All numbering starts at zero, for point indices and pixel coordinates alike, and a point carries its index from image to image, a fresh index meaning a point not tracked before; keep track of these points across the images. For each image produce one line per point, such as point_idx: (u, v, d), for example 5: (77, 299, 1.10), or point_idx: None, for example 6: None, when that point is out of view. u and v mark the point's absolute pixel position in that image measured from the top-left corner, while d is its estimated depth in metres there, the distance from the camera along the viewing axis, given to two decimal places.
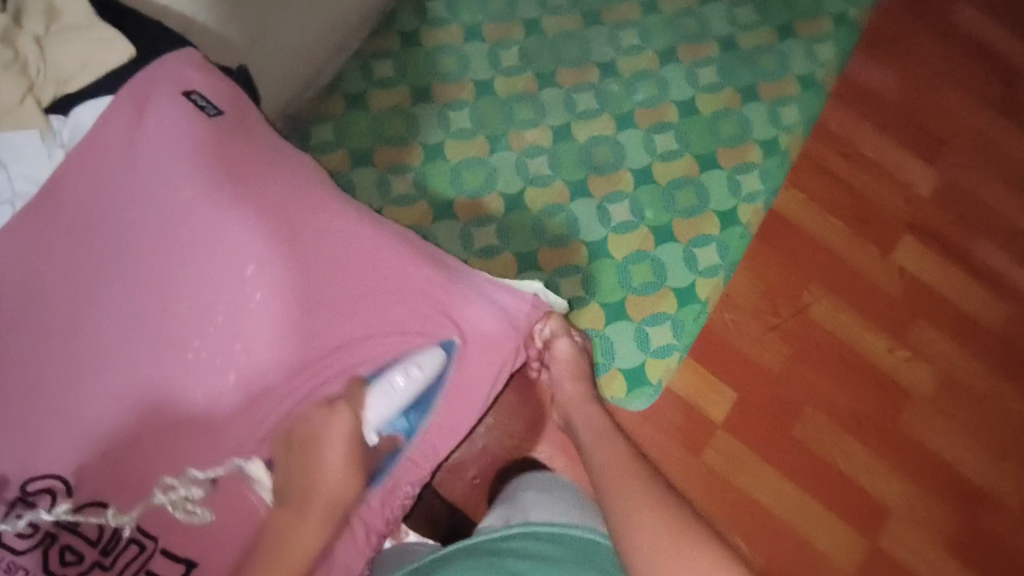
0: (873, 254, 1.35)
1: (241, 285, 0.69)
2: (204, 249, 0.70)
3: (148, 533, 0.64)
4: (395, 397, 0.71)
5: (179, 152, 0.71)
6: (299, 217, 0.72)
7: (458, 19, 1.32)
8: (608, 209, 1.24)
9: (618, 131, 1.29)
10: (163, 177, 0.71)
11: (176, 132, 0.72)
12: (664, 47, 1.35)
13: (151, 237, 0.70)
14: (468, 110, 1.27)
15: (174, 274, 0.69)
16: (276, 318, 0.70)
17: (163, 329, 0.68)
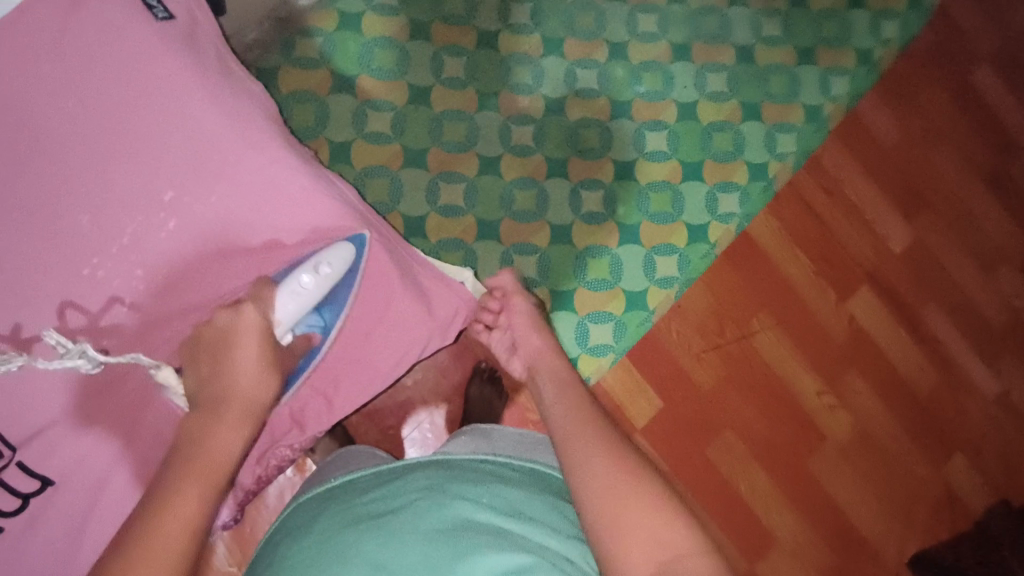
0: (830, 298, 1.35)
1: (154, 209, 0.69)
2: (121, 163, 0.68)
3: (8, 443, 0.67)
4: (303, 292, 0.71)
5: (111, 55, 0.67)
6: (230, 150, 0.70)
7: None
8: (581, 195, 1.22)
9: (611, 118, 1.26)
10: (91, 76, 0.67)
11: (111, 31, 0.68)
12: (680, 41, 1.31)
13: (64, 141, 0.67)
14: (465, 59, 1.22)
15: (85, 182, 0.67)
16: (191, 250, 0.71)
17: (65, 238, 0.67)
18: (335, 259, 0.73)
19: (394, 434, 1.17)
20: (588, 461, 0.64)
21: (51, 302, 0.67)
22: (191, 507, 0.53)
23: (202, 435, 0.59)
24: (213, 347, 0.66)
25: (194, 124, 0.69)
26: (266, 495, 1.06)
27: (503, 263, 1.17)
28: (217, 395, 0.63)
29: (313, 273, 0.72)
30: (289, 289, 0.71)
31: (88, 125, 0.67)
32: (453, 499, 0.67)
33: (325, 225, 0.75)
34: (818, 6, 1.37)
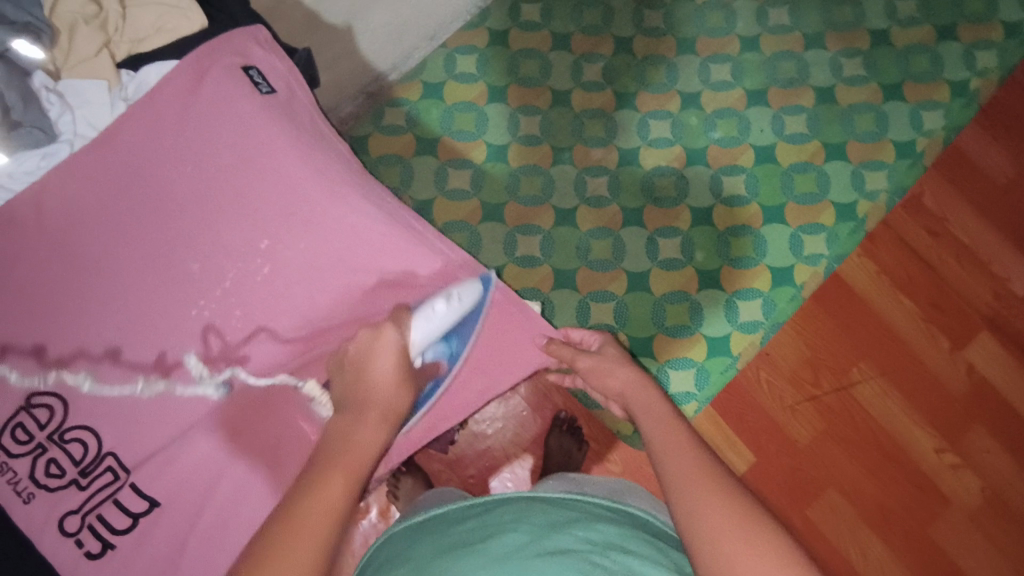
0: (942, 346, 1.23)
1: (252, 256, 0.77)
2: (226, 219, 0.77)
3: (123, 465, 0.72)
4: (432, 318, 0.77)
5: (225, 127, 0.78)
6: (319, 204, 0.78)
7: (549, 26, 1.33)
8: (658, 243, 1.22)
9: (685, 165, 1.26)
10: (207, 145, 0.77)
11: (227, 107, 0.78)
12: (755, 86, 1.31)
13: (182, 200, 0.77)
14: (540, 118, 1.28)
15: (197, 236, 0.76)
16: (284, 294, 0.78)
17: (177, 285, 0.76)
18: (465, 295, 0.80)
19: (475, 484, 1.16)
20: (700, 497, 0.59)
21: (168, 344, 0.75)
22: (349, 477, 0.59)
23: (358, 413, 0.66)
24: (357, 356, 0.71)
25: (290, 183, 0.78)
26: (352, 540, 1.10)
27: (580, 311, 1.18)
28: (361, 397, 0.67)
29: (442, 304, 0.78)
30: (425, 316, 0.76)
31: (202, 187, 0.77)
32: (542, 530, 0.68)
33: (409, 272, 0.82)
34: (903, 42, 1.33)
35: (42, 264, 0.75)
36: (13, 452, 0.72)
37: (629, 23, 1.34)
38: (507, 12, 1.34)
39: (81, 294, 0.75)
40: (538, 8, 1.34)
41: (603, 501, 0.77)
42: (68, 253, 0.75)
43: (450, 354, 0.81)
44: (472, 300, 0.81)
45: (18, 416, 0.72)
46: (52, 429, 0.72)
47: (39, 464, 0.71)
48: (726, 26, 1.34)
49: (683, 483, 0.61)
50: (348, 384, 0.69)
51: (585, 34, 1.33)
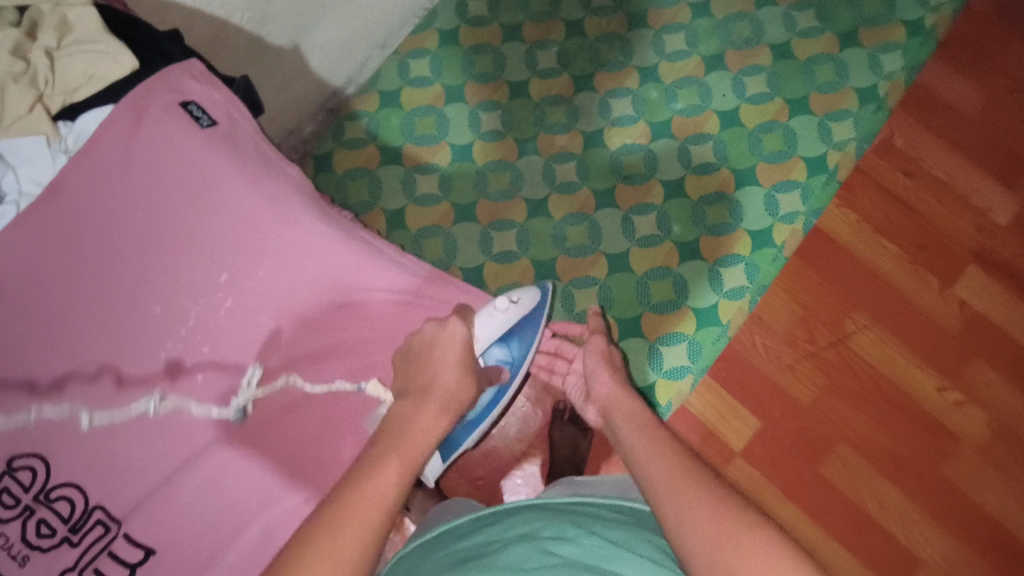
0: (931, 285, 1.23)
1: (214, 290, 0.77)
2: (184, 257, 0.77)
3: (113, 517, 0.72)
4: (505, 317, 0.83)
5: (169, 165, 0.78)
6: (272, 231, 0.79)
7: (499, 18, 1.33)
8: (634, 221, 1.21)
9: (652, 140, 1.26)
10: (154, 187, 0.78)
11: (169, 147, 0.78)
12: (711, 52, 1.30)
13: (136, 243, 0.77)
14: (502, 111, 1.28)
15: (157, 278, 0.76)
16: (247, 325, 0.78)
17: (143, 329, 0.76)
18: (524, 295, 0.86)
19: (484, 485, 1.16)
20: (684, 501, 0.62)
21: (147, 388, 0.75)
22: (419, 432, 0.64)
23: (429, 387, 0.70)
24: (422, 346, 0.76)
25: (241, 215, 0.78)
26: None
27: (565, 300, 1.17)
28: (432, 385, 0.70)
29: (511, 303, 0.84)
30: (495, 317, 0.82)
31: (156, 230, 0.77)
32: (547, 535, 0.67)
33: (373, 288, 0.82)
34: None
35: (6, 330, 0.74)
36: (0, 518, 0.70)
37: (579, 5, 1.34)
38: (455, 10, 1.33)
39: (53, 354, 0.74)
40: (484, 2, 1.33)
41: (610, 503, 0.78)
42: (32, 315, 0.74)
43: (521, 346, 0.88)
44: (533, 304, 0.87)
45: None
46: (37, 489, 0.71)
47: (24, 528, 0.70)
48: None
49: (667, 487, 0.65)
50: (410, 372, 0.73)
51: (535, 21, 1.33)
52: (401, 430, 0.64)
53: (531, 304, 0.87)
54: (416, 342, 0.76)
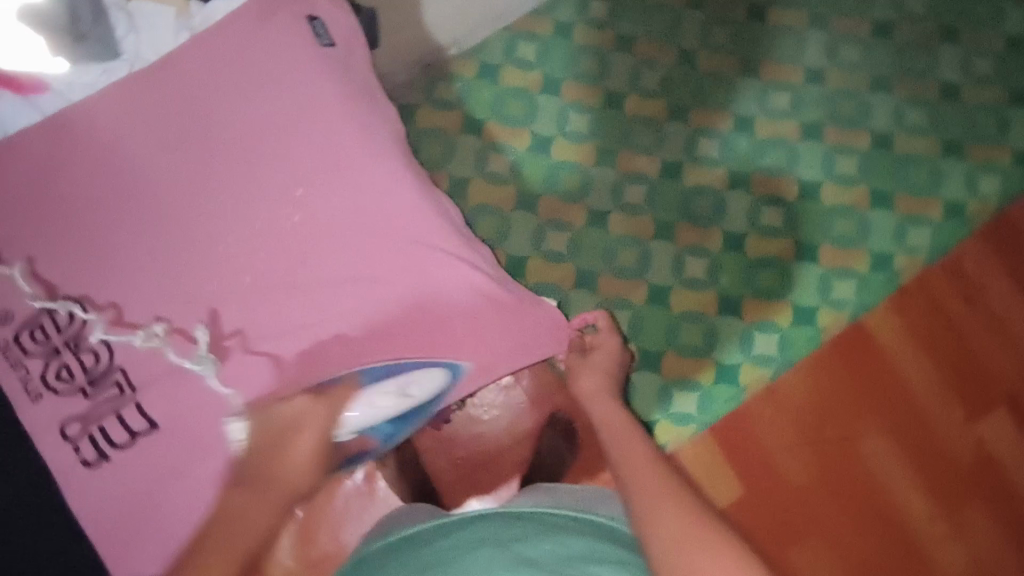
0: (954, 413, 1.21)
1: (285, 202, 0.79)
2: (268, 160, 0.79)
3: (130, 382, 0.76)
4: (388, 408, 0.78)
5: (279, 73, 0.80)
6: (356, 162, 0.80)
7: (616, 26, 1.32)
8: (685, 261, 1.21)
9: (728, 188, 1.25)
10: (258, 89, 0.80)
11: (283, 55, 0.80)
12: (812, 121, 1.29)
13: (226, 137, 0.79)
14: (590, 116, 1.28)
15: (239, 171, 0.79)
16: (304, 245, 0.78)
17: (210, 219, 0.78)
18: (425, 387, 0.79)
19: (462, 465, 1.16)
20: (652, 513, 0.71)
21: (189, 273, 0.78)
22: (278, 489, 0.73)
23: (293, 460, 0.74)
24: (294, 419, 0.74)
25: (333, 136, 0.79)
26: (334, 498, 1.12)
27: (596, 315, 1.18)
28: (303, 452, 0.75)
29: (406, 394, 0.78)
30: (381, 406, 0.78)
31: (251, 127, 0.79)
32: (500, 552, 0.68)
33: (430, 245, 0.82)
34: (973, 100, 1.29)
35: (90, 179, 0.79)
36: (30, 351, 0.77)
37: (697, 36, 1.33)
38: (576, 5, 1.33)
39: (126, 214, 0.78)
40: (607, 6, 1.33)
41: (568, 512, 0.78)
42: (116, 171, 0.79)
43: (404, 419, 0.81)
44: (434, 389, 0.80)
45: (43, 317, 0.77)
46: (69, 332, 0.77)
47: (50, 363, 0.77)
48: (793, 54, 1.33)
49: (639, 487, 0.76)
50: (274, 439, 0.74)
51: (650, 39, 1.32)
52: (266, 478, 0.73)
53: (443, 380, 0.80)
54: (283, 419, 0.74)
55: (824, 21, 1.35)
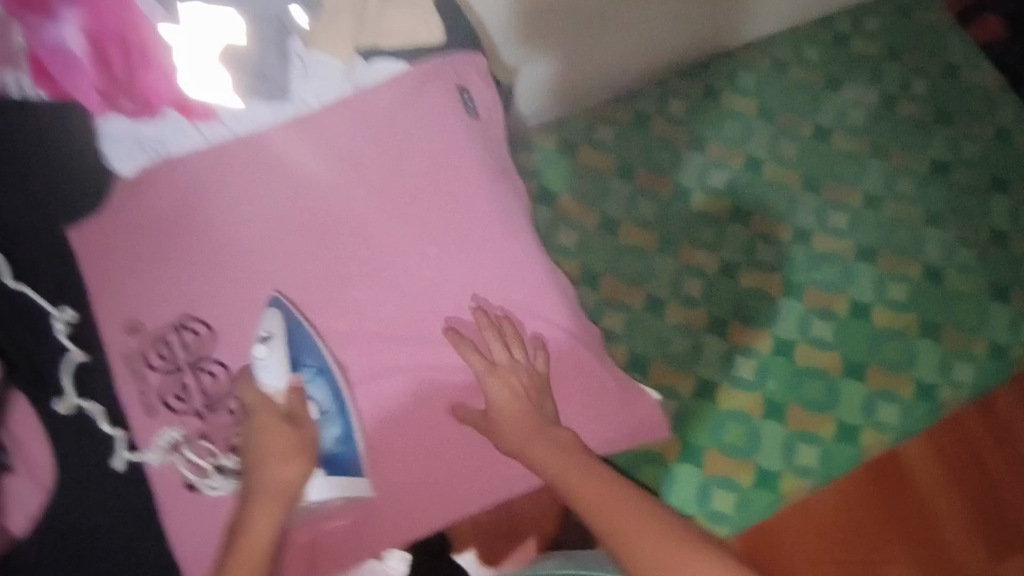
0: (981, 556, 1.19)
1: (411, 259, 0.65)
2: (395, 217, 0.65)
3: None
4: (272, 363, 0.61)
5: (410, 114, 0.68)
6: (493, 225, 0.68)
7: (692, 125, 1.39)
8: (735, 360, 1.23)
9: (782, 296, 1.28)
10: (388, 128, 0.67)
11: (419, 97, 0.69)
12: (867, 243, 1.34)
13: (346, 178, 0.65)
14: (659, 205, 1.32)
15: (370, 226, 0.65)
16: (427, 306, 0.64)
17: (320, 272, 0.63)
18: (274, 327, 0.61)
19: None
20: (630, 536, 0.61)
21: None
22: (261, 532, 0.57)
23: (255, 482, 0.59)
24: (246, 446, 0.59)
25: (471, 196, 0.68)
26: None
27: None
28: (262, 478, 0.59)
29: (259, 347, 0.61)
30: (269, 365, 0.61)
31: (372, 173, 0.66)
32: None
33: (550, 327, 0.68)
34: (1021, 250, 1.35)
35: (154, 202, 0.62)
36: None
37: (766, 145, 1.40)
38: (657, 100, 1.41)
39: (195, 255, 0.62)
40: (686, 104, 1.41)
41: None
42: (193, 196, 0.63)
43: (322, 375, 0.62)
44: (285, 325, 0.62)
45: None
46: (149, 340, 0.60)
47: (164, 387, 0.59)
48: (855, 177, 1.39)
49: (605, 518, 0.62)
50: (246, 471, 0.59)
51: (721, 143, 1.39)
52: (249, 504, 0.58)
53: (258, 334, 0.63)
54: (240, 443, 0.60)
55: (886, 152, 1.42)
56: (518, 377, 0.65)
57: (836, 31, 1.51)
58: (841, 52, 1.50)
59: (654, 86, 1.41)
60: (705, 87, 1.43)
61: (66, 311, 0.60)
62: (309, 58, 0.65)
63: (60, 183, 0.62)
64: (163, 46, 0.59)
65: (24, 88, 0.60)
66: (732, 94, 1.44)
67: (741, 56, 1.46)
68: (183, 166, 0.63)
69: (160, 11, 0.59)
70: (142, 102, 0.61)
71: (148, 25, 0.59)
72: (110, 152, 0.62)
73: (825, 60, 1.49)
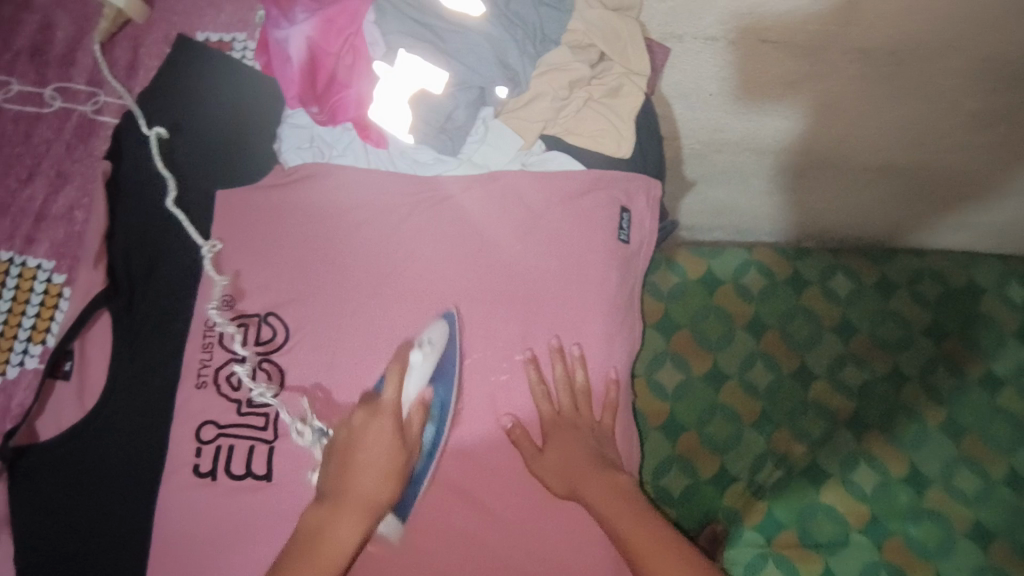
0: None
1: (501, 356, 0.62)
2: (509, 313, 0.62)
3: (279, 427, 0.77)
4: (417, 373, 0.59)
5: (566, 209, 0.64)
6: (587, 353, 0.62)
7: (849, 306, 0.95)
8: (768, 566, 0.83)
9: (861, 531, 0.84)
10: (541, 217, 0.64)
11: (584, 199, 0.65)
12: (986, 523, 0.85)
13: (478, 244, 0.63)
14: (773, 377, 0.92)
15: (475, 305, 0.62)
16: (491, 408, 0.61)
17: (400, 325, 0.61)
18: (437, 342, 0.60)
19: None
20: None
21: None
22: (337, 545, 0.50)
23: (346, 482, 0.53)
24: (347, 446, 0.55)
25: (579, 313, 0.62)
26: None
27: None
28: (354, 483, 0.53)
29: (414, 353, 0.59)
30: (415, 372, 0.59)
31: (504, 249, 0.63)
32: None
33: None
34: None
35: (300, 215, 0.64)
36: None
37: (920, 363, 0.92)
38: (823, 262, 0.97)
39: (312, 278, 0.62)
40: (854, 285, 0.96)
41: None
42: (334, 216, 0.64)
43: (437, 428, 0.59)
44: (445, 345, 0.60)
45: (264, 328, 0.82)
46: (234, 317, 0.62)
47: (231, 364, 0.61)
48: (1009, 447, 0.89)
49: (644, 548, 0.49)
50: (333, 472, 0.54)
51: (873, 341, 0.94)
52: (337, 497, 0.52)
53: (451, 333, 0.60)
54: (341, 437, 0.56)
55: None
56: (579, 430, 0.59)
57: None
58: None
59: (824, 253, 0.98)
60: (879, 274, 0.96)
61: (212, 243, 0.63)
62: (495, 127, 0.65)
63: (231, 145, 0.66)
64: (368, 79, 0.60)
65: (246, 53, 0.69)
66: (909, 296, 0.96)
67: (937, 259, 0.97)
68: (332, 174, 0.65)
69: (377, 45, 0.59)
70: (329, 114, 0.63)
71: (364, 57, 0.60)
72: (285, 139, 0.66)
73: None
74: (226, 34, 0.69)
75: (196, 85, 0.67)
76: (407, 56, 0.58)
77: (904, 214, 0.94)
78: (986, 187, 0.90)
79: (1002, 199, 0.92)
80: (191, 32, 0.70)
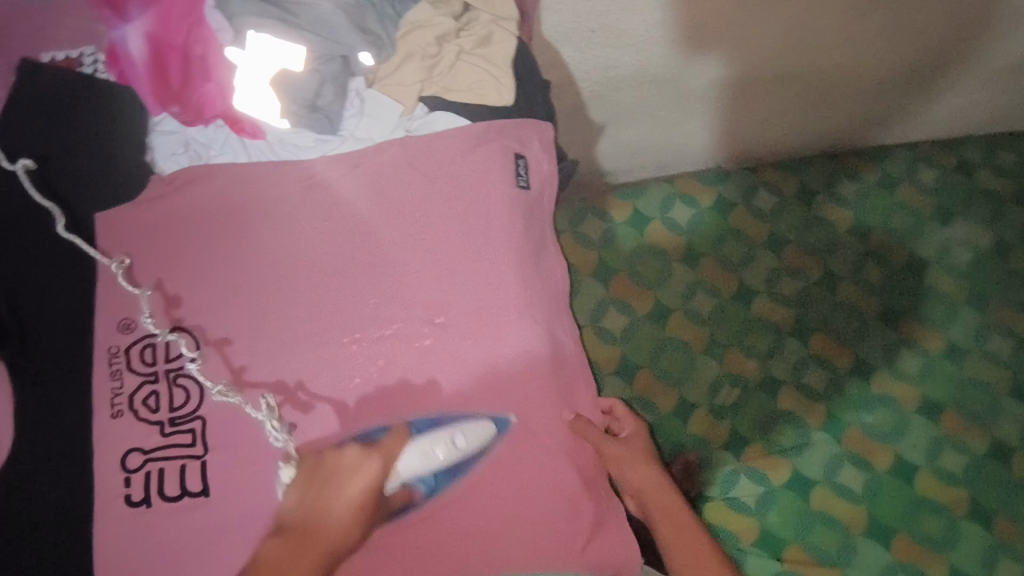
0: None
1: (420, 323, 0.60)
2: (421, 279, 0.61)
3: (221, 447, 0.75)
4: (431, 460, 0.56)
5: (461, 164, 0.63)
6: (510, 304, 0.61)
7: (775, 221, 0.97)
8: (740, 479, 0.84)
9: (821, 429, 0.87)
10: (438, 177, 0.63)
11: (478, 153, 0.64)
12: (933, 398, 0.88)
13: (379, 216, 0.62)
14: (716, 302, 0.93)
15: (384, 276, 0.61)
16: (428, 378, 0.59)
17: (313, 313, 0.60)
18: (472, 442, 0.57)
19: None
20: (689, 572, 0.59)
21: None
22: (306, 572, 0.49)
23: (324, 506, 0.52)
24: (317, 467, 0.54)
25: (492, 265, 0.62)
26: None
27: None
28: (328, 505, 0.52)
29: (444, 446, 0.56)
30: (425, 458, 0.55)
31: (407, 217, 0.62)
32: None
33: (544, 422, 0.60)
34: None
35: (191, 221, 0.62)
36: None
37: (849, 264, 0.95)
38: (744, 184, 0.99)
39: (215, 283, 0.60)
40: (777, 199, 0.98)
41: None
42: (226, 214, 0.62)
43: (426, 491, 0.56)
44: (478, 447, 0.57)
45: None
46: (138, 339, 0.60)
47: (145, 387, 0.59)
48: (943, 322, 0.92)
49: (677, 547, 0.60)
50: (310, 493, 0.52)
51: (803, 250, 0.96)
52: (311, 532, 0.51)
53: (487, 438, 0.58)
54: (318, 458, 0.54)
55: (985, 301, 0.93)
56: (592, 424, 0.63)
57: (960, 154, 1.01)
58: (960, 182, 0.99)
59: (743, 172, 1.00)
60: (798, 183, 0.99)
61: (120, 259, 0.61)
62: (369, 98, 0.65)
63: (103, 163, 0.63)
64: (226, 67, 0.62)
65: (98, 67, 0.66)
66: (831, 201, 0.98)
67: (848, 159, 1.00)
68: (215, 174, 0.62)
69: (225, 30, 0.61)
70: (196, 111, 0.63)
71: (216, 47, 0.62)
72: (157, 150, 0.64)
73: (944, 186, 0.99)
74: (73, 50, 0.66)
75: (50, 108, 0.63)
76: (257, 35, 0.60)
77: (808, 118, 0.96)
78: (885, 78, 0.92)
79: (891, 87, 0.93)
80: (36, 56, 0.66)
